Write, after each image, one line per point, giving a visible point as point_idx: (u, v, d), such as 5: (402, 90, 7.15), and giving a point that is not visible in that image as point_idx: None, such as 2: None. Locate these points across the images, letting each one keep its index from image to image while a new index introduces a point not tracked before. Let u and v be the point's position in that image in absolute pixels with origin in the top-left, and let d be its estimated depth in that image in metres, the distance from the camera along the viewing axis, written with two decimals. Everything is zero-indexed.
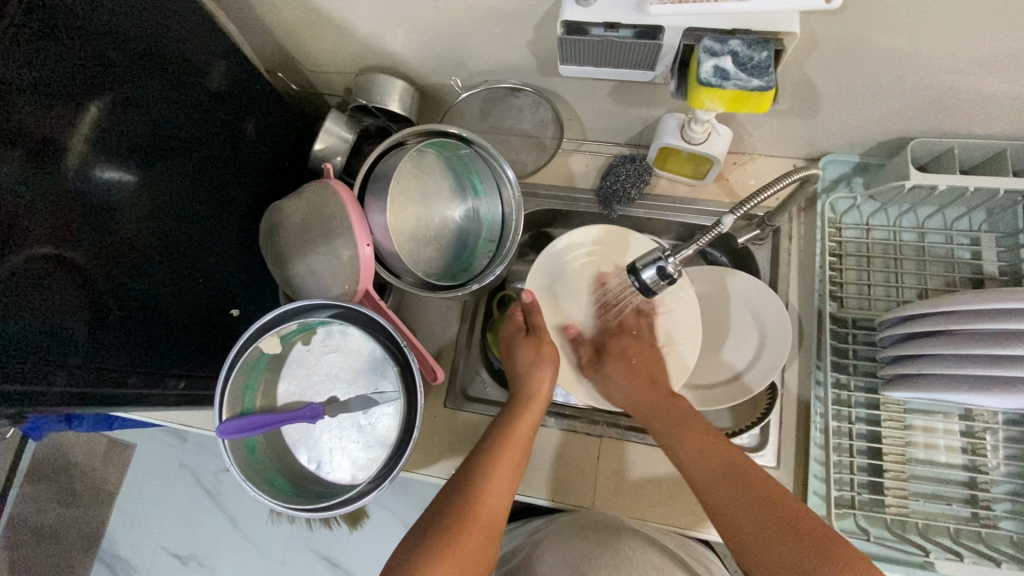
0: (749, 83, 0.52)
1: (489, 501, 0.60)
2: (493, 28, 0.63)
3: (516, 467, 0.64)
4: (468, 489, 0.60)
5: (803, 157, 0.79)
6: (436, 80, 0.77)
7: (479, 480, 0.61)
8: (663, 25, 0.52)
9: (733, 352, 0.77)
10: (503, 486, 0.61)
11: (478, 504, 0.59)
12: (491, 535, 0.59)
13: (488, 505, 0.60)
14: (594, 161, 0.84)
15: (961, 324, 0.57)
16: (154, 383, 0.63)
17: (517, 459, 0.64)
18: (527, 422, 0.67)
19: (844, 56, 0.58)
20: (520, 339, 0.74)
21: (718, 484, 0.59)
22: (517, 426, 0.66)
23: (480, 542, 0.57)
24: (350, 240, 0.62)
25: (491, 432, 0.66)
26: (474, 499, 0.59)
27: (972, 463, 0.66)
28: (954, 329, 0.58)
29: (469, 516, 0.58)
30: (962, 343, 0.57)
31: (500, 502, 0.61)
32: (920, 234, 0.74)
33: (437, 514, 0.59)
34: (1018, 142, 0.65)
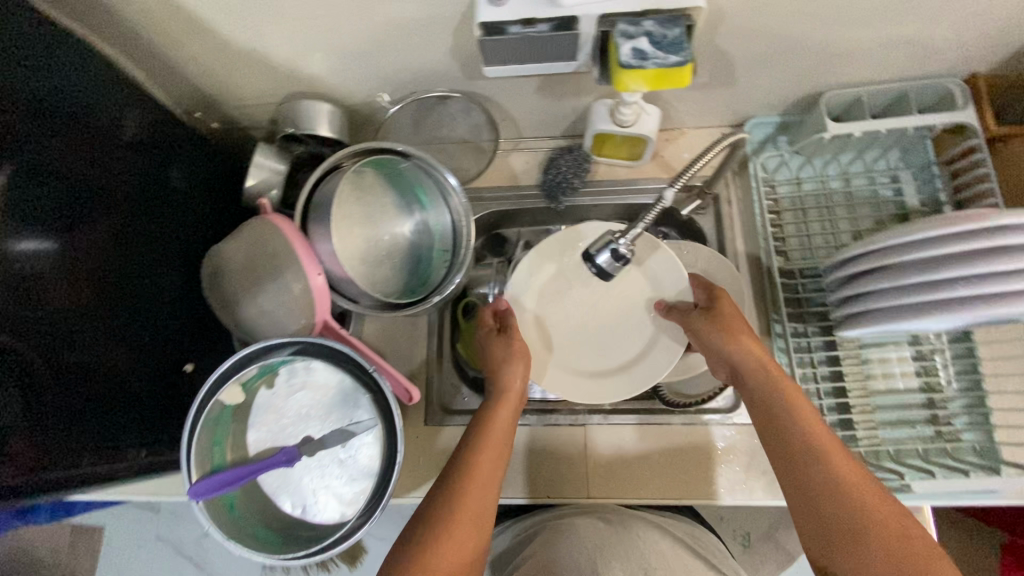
0: (669, 60, 0.53)
1: (474, 491, 0.58)
2: (415, 38, 0.63)
3: (498, 459, 0.62)
4: (452, 482, 0.59)
5: (729, 124, 0.82)
6: (361, 98, 0.76)
7: (454, 485, 0.59)
8: (577, 15, 0.53)
9: None
10: (478, 499, 0.58)
11: (464, 494, 0.58)
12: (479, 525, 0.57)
13: (474, 497, 0.58)
14: (533, 157, 0.84)
15: (897, 257, 0.61)
16: (105, 453, 0.60)
17: (495, 460, 0.62)
18: (506, 414, 0.66)
19: (751, 23, 0.60)
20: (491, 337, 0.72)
21: (840, 508, 0.53)
22: (489, 429, 0.64)
23: (468, 534, 0.56)
24: (300, 272, 0.60)
25: (472, 428, 0.64)
26: (459, 490, 0.58)
27: (927, 385, 0.71)
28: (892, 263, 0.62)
29: (456, 507, 0.57)
30: (901, 275, 0.61)
31: (485, 495, 0.59)
32: (846, 180, 0.78)
33: (424, 513, 0.58)
34: (916, 82, 0.71)
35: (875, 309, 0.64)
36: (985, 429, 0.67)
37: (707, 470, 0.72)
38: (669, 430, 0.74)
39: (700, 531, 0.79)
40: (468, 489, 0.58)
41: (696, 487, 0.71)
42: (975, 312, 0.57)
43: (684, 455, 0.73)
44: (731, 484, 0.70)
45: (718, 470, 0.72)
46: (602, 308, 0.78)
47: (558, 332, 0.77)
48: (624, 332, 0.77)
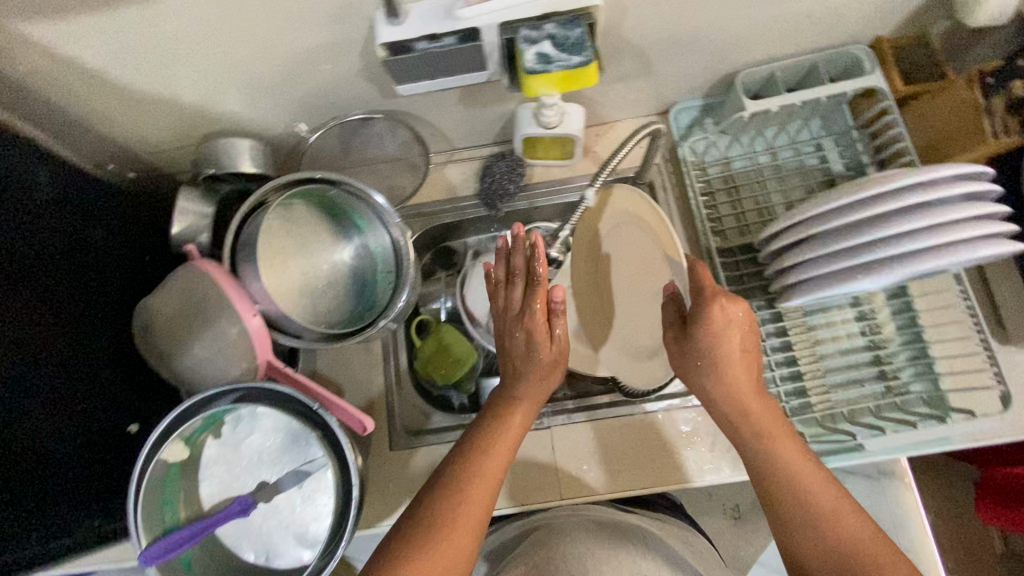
0: (571, 61, 0.54)
1: (473, 496, 0.58)
2: (326, 65, 0.62)
3: (502, 464, 0.61)
4: (448, 484, 0.59)
5: (656, 113, 0.83)
6: (281, 130, 0.74)
7: (449, 482, 0.59)
8: (476, 26, 0.53)
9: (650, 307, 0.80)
10: (478, 503, 0.58)
11: (464, 498, 0.58)
12: (478, 527, 0.57)
13: (471, 501, 0.57)
14: (468, 167, 0.84)
15: (820, 225, 0.63)
16: (46, 531, 0.58)
17: (499, 462, 0.61)
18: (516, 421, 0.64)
19: (654, 13, 0.61)
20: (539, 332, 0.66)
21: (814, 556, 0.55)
22: (500, 440, 0.62)
23: (465, 537, 0.56)
24: (234, 316, 0.60)
25: (476, 430, 0.64)
26: (456, 492, 0.58)
27: (872, 342, 0.72)
28: (817, 231, 0.64)
29: (452, 511, 0.56)
30: (826, 242, 0.63)
31: (484, 501, 0.58)
32: (773, 154, 0.80)
33: (412, 517, 0.57)
34: (824, 52, 0.73)
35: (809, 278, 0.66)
36: (930, 378, 0.69)
37: (673, 455, 0.72)
38: (633, 420, 0.75)
39: (696, 542, 0.79)
40: (467, 492, 0.58)
41: (664, 476, 0.72)
42: (901, 269, 0.59)
43: (651, 443, 0.73)
44: (700, 466, 0.71)
45: (684, 453, 0.72)
46: (636, 291, 0.81)
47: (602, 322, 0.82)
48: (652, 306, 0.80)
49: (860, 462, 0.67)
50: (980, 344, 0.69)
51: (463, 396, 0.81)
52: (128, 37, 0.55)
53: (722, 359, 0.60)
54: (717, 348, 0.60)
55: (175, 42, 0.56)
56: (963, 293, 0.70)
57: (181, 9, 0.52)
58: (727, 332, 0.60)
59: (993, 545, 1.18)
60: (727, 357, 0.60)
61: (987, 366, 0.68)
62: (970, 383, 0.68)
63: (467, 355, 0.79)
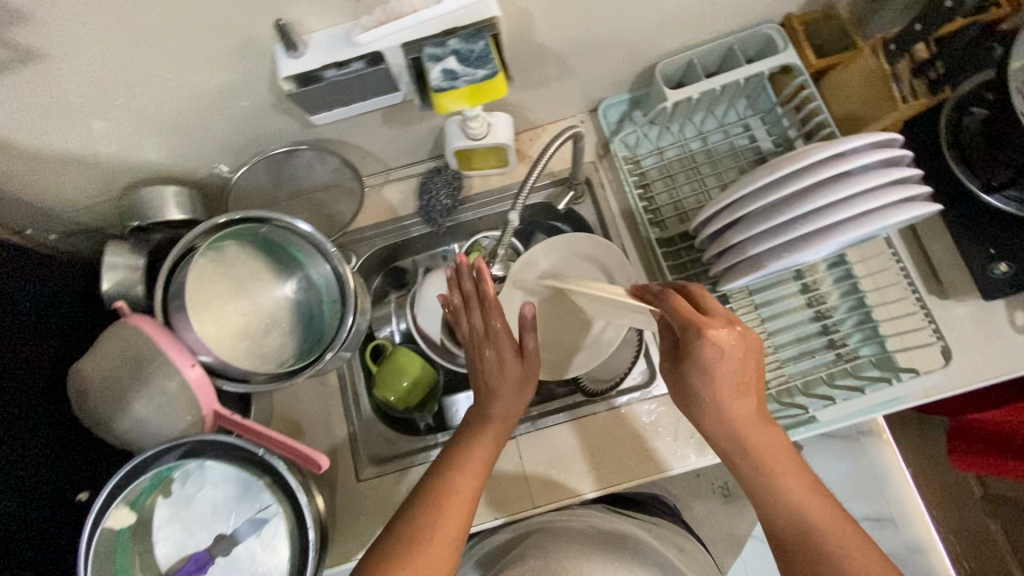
0: (477, 75, 0.54)
1: (451, 517, 0.57)
2: (238, 102, 0.61)
3: (475, 484, 0.60)
4: (423, 505, 0.58)
5: (586, 110, 0.83)
6: (206, 170, 0.72)
7: (428, 490, 0.60)
8: (378, 50, 0.53)
9: None
10: (459, 509, 0.58)
11: (441, 517, 0.57)
12: (456, 540, 0.57)
13: (448, 524, 0.56)
14: (406, 186, 0.83)
15: (747, 206, 0.64)
16: None
17: (476, 476, 0.61)
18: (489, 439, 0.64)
19: (561, 15, 0.61)
20: (507, 355, 0.67)
21: None
22: (475, 453, 0.63)
23: (445, 559, 0.55)
24: (171, 368, 0.59)
25: (454, 452, 0.63)
26: (435, 509, 0.57)
27: (819, 313, 0.74)
28: (744, 213, 0.64)
29: (428, 532, 0.56)
30: (752, 224, 0.63)
31: (459, 523, 0.57)
32: (704, 138, 0.81)
33: (386, 540, 0.56)
34: (738, 34, 0.74)
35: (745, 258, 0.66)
36: (877, 341, 0.70)
37: (639, 448, 0.73)
38: (597, 419, 0.75)
39: (686, 542, 0.83)
40: (446, 500, 0.58)
41: (633, 471, 0.72)
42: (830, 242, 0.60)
43: (616, 439, 0.74)
44: (667, 455, 0.72)
45: (649, 445, 0.73)
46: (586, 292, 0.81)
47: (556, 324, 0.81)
48: None
49: (817, 433, 0.69)
50: (917, 303, 0.71)
51: (428, 417, 0.80)
52: (22, 100, 0.53)
53: (714, 393, 0.55)
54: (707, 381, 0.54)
55: (75, 99, 0.55)
56: (895, 255, 0.72)
57: (74, 66, 0.51)
58: (714, 368, 0.53)
59: (973, 491, 1.20)
60: (719, 391, 0.55)
61: (924, 324, 0.70)
62: (912, 342, 0.70)
63: (429, 376, 0.78)
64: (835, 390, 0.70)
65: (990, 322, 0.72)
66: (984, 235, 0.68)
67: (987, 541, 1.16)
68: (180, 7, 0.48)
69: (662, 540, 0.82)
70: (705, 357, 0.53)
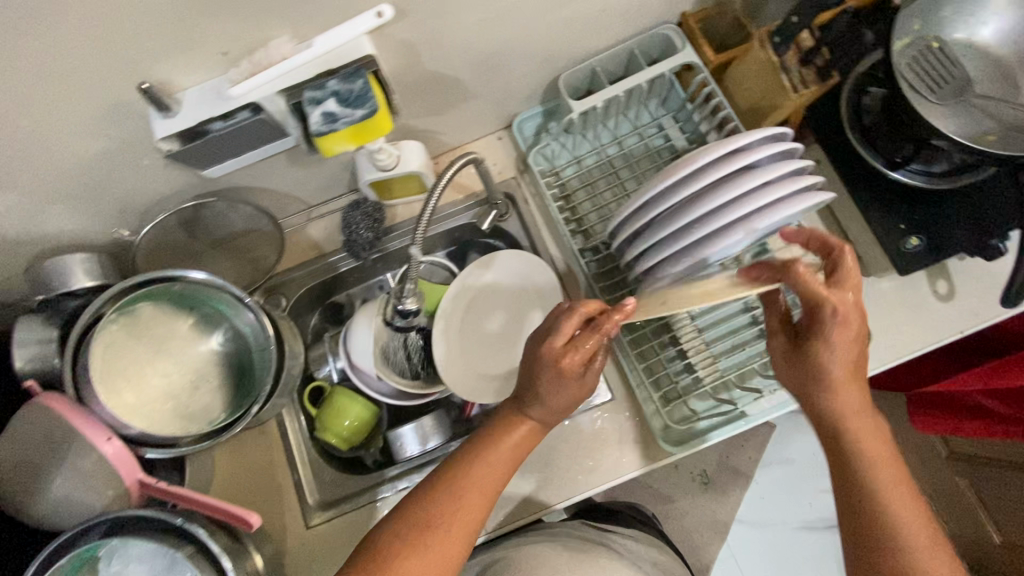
0: (356, 115, 0.53)
1: (469, 504, 0.58)
2: (128, 165, 0.59)
3: (499, 480, 0.60)
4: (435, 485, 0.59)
5: (501, 127, 0.83)
6: (109, 235, 0.70)
7: (455, 479, 0.59)
8: (254, 100, 0.51)
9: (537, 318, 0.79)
10: (475, 510, 0.58)
11: (458, 513, 0.57)
12: (467, 537, 0.57)
13: (464, 509, 0.58)
14: (329, 222, 0.82)
15: (654, 210, 0.64)
16: None
17: (502, 472, 0.61)
18: (521, 434, 0.62)
19: (447, 41, 0.61)
20: (569, 371, 0.58)
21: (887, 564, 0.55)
22: (506, 450, 0.61)
23: (459, 541, 0.57)
24: (86, 446, 0.57)
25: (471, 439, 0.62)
26: (451, 504, 0.57)
27: (748, 305, 0.74)
28: (653, 217, 0.64)
29: (445, 517, 0.57)
30: (661, 228, 0.64)
31: (476, 514, 0.58)
32: (619, 143, 0.81)
33: (394, 522, 0.57)
34: (636, 38, 0.74)
35: (661, 260, 0.65)
36: None
37: (585, 462, 0.73)
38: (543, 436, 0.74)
39: (658, 555, 0.84)
40: (463, 499, 0.58)
41: (587, 479, 0.72)
42: (742, 234, 0.59)
43: (564, 454, 0.73)
44: (616, 463, 0.72)
45: (596, 457, 0.73)
46: (516, 309, 0.80)
47: (492, 344, 0.79)
48: (533, 316, 0.79)
49: (748, 426, 0.69)
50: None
51: (375, 452, 0.80)
52: None
53: (831, 375, 0.57)
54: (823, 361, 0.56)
55: None
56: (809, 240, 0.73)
57: None
58: (838, 350, 0.56)
59: (939, 450, 1.21)
60: (835, 373, 0.57)
61: None
62: None
63: (372, 414, 0.77)
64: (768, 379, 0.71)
65: (912, 293, 0.73)
66: (894, 211, 0.69)
67: (957, 496, 1.18)
68: (32, 80, 0.46)
69: (635, 554, 0.82)
70: (831, 338, 0.55)
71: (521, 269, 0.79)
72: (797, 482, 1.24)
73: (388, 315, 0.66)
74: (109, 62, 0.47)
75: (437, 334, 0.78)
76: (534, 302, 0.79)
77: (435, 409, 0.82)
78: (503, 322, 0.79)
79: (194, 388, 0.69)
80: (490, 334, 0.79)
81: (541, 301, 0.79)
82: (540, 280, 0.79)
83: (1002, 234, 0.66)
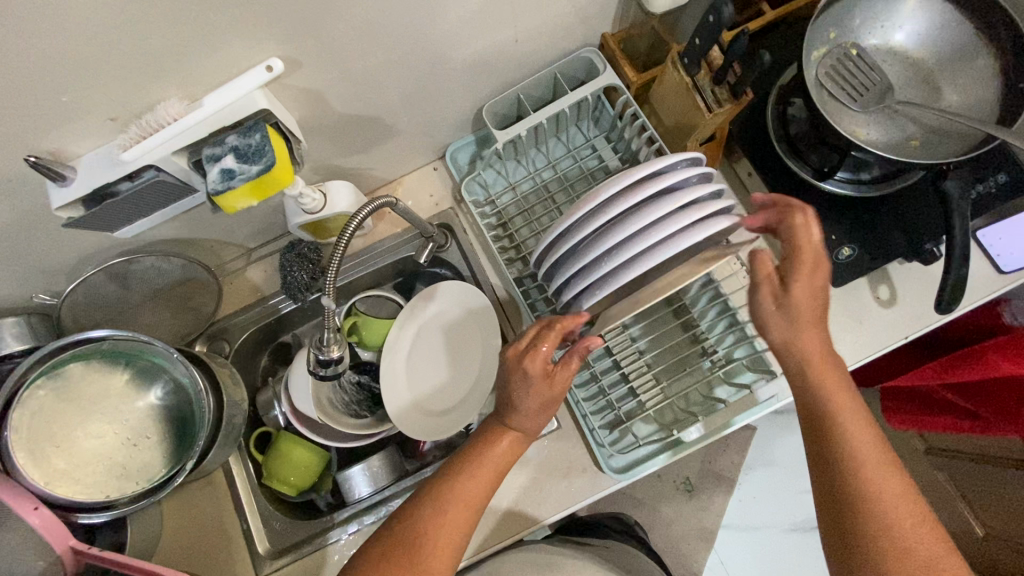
0: (252, 171, 0.53)
1: (454, 522, 0.53)
2: (41, 231, 0.59)
3: (484, 493, 0.55)
4: (419, 501, 0.54)
5: (436, 157, 0.83)
6: (22, 301, 0.69)
7: (429, 488, 0.55)
8: (149, 163, 0.51)
9: (480, 349, 0.78)
10: (456, 529, 0.53)
11: (439, 531, 0.52)
12: (451, 558, 0.52)
13: (448, 527, 0.53)
14: (269, 265, 0.82)
15: (566, 241, 0.61)
16: None
17: (485, 483, 0.55)
18: (503, 449, 0.57)
19: (357, 85, 0.61)
20: (539, 376, 0.54)
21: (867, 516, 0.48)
22: (484, 460, 0.56)
23: (442, 559, 0.52)
24: (15, 518, 0.56)
25: (453, 456, 0.57)
26: (429, 523, 0.52)
27: (689, 325, 0.74)
28: (568, 248, 0.61)
29: (429, 539, 0.52)
30: (578, 261, 0.60)
31: (462, 529, 0.53)
32: (553, 166, 0.80)
33: (378, 541, 0.53)
34: (558, 62, 0.74)
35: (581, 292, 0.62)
36: (747, 343, 0.71)
37: (536, 494, 0.71)
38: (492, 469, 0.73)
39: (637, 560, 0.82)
40: (444, 515, 0.53)
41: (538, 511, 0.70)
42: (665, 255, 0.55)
43: (515, 489, 0.71)
44: (565, 493, 0.71)
45: (546, 488, 0.71)
46: (457, 343, 0.79)
47: (435, 380, 0.78)
48: (474, 348, 0.78)
49: (688, 451, 0.70)
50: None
51: (327, 494, 0.81)
52: None
53: (800, 323, 0.52)
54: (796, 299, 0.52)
55: None
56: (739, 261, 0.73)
57: None
58: (802, 295, 0.52)
59: (916, 445, 1.20)
60: (802, 322, 0.52)
61: None
62: None
63: (320, 457, 0.77)
64: (711, 400, 0.71)
65: (853, 302, 0.72)
66: (825, 221, 0.68)
67: (940, 492, 1.16)
68: None
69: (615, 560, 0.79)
70: (804, 281, 0.52)
71: (462, 302, 0.78)
72: (783, 485, 1.11)
73: (311, 366, 0.64)
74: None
75: (382, 373, 0.75)
76: (477, 335, 0.78)
77: (387, 446, 0.82)
78: (445, 357, 0.78)
79: (133, 446, 0.68)
80: (434, 369, 0.78)
81: (484, 333, 0.78)
82: (481, 310, 0.78)
83: (933, 238, 0.66)
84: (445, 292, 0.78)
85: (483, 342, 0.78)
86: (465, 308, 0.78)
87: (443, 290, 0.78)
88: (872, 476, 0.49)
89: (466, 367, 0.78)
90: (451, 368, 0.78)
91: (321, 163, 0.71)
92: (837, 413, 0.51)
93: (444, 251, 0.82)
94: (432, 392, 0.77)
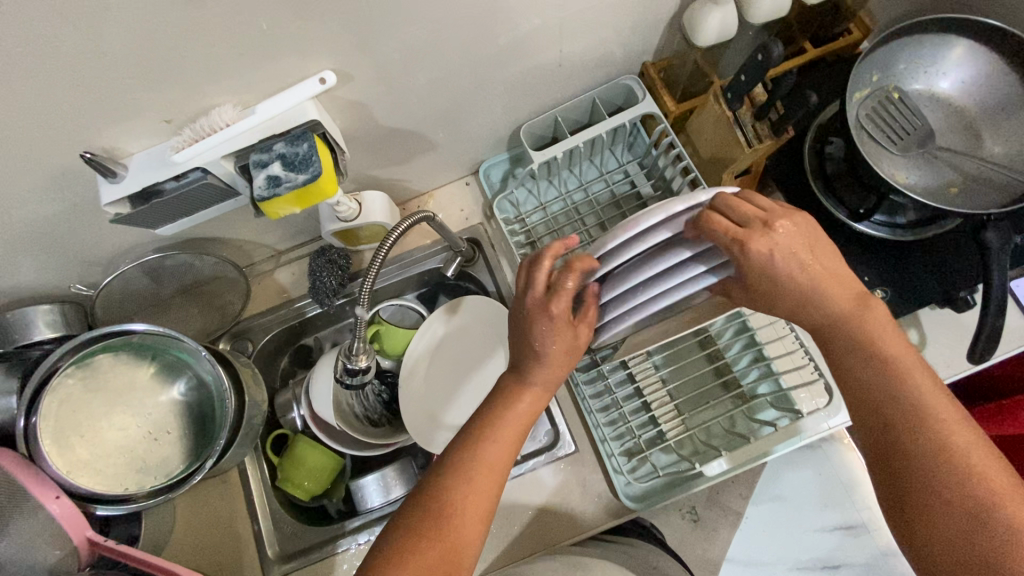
0: (299, 179, 0.54)
1: (480, 488, 0.50)
2: (87, 222, 0.60)
3: (509, 454, 0.53)
4: (441, 473, 0.51)
5: (469, 173, 0.84)
6: (60, 289, 0.70)
7: (454, 453, 0.52)
8: (198, 166, 0.52)
9: (477, 358, 0.78)
10: (484, 492, 0.50)
11: (467, 498, 0.50)
12: (481, 523, 0.50)
13: (477, 494, 0.50)
14: (298, 268, 0.83)
15: None
16: None
17: (509, 446, 0.53)
18: (526, 406, 0.55)
19: (403, 101, 0.62)
20: (561, 322, 0.53)
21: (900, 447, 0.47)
22: (507, 418, 0.54)
23: (473, 523, 0.49)
24: (34, 504, 0.56)
25: (475, 422, 0.55)
26: (457, 493, 0.50)
27: (713, 358, 0.74)
28: None
29: (457, 506, 0.49)
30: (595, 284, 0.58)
31: (488, 497, 0.51)
32: (584, 189, 0.81)
33: (407, 511, 0.50)
34: (598, 88, 0.75)
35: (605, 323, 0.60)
36: (772, 379, 0.71)
37: (551, 520, 0.70)
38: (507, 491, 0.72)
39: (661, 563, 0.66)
40: (472, 480, 0.50)
41: (549, 539, 0.69)
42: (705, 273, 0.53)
43: (529, 511, 0.70)
44: (581, 519, 0.70)
45: (561, 514, 0.70)
46: (456, 351, 0.79)
47: (434, 386, 0.77)
48: (470, 354, 0.78)
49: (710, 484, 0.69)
50: (795, 341, 0.72)
51: (338, 502, 0.81)
52: None
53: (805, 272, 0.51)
54: (776, 290, 0.51)
55: None
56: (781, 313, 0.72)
57: None
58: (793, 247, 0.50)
59: None
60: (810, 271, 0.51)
61: (805, 362, 0.71)
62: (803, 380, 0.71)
63: (335, 463, 0.77)
64: (736, 433, 0.70)
65: None
66: (859, 262, 0.68)
67: None
68: None
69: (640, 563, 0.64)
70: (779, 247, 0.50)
71: (475, 318, 0.79)
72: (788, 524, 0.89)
73: (337, 373, 0.64)
74: (57, 132, 0.48)
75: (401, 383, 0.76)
76: (478, 346, 0.79)
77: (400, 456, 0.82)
78: (445, 367, 0.78)
79: (154, 440, 0.68)
80: (441, 379, 0.78)
81: (486, 342, 0.78)
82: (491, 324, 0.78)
83: (969, 285, 0.66)
84: (469, 307, 0.78)
85: (482, 350, 0.78)
86: (472, 320, 0.79)
87: (466, 308, 0.78)
88: (905, 410, 0.48)
89: (460, 374, 0.78)
90: (445, 374, 0.78)
91: (360, 173, 0.73)
92: (872, 355, 0.50)
93: (471, 266, 0.82)
94: (434, 399, 0.77)
